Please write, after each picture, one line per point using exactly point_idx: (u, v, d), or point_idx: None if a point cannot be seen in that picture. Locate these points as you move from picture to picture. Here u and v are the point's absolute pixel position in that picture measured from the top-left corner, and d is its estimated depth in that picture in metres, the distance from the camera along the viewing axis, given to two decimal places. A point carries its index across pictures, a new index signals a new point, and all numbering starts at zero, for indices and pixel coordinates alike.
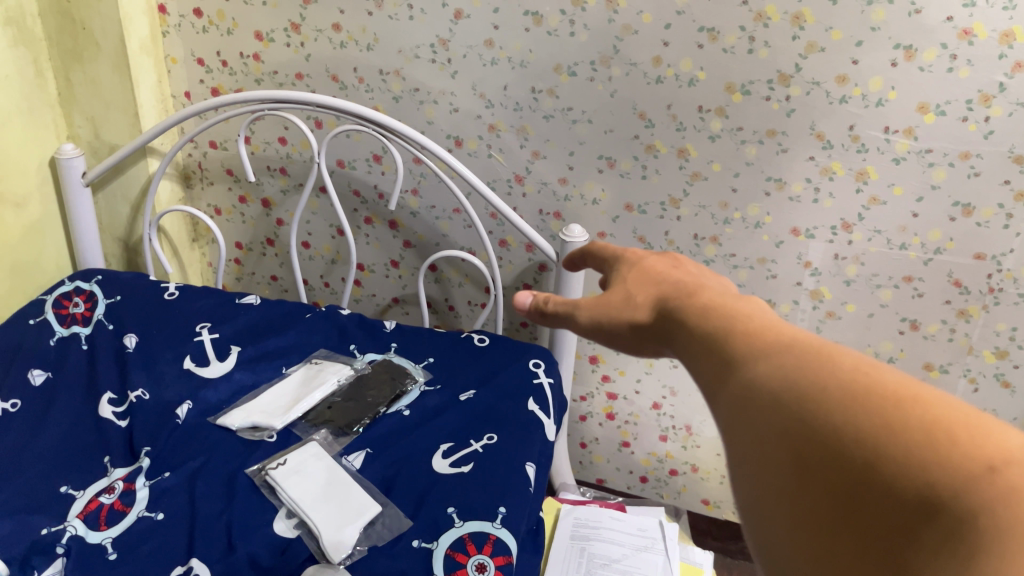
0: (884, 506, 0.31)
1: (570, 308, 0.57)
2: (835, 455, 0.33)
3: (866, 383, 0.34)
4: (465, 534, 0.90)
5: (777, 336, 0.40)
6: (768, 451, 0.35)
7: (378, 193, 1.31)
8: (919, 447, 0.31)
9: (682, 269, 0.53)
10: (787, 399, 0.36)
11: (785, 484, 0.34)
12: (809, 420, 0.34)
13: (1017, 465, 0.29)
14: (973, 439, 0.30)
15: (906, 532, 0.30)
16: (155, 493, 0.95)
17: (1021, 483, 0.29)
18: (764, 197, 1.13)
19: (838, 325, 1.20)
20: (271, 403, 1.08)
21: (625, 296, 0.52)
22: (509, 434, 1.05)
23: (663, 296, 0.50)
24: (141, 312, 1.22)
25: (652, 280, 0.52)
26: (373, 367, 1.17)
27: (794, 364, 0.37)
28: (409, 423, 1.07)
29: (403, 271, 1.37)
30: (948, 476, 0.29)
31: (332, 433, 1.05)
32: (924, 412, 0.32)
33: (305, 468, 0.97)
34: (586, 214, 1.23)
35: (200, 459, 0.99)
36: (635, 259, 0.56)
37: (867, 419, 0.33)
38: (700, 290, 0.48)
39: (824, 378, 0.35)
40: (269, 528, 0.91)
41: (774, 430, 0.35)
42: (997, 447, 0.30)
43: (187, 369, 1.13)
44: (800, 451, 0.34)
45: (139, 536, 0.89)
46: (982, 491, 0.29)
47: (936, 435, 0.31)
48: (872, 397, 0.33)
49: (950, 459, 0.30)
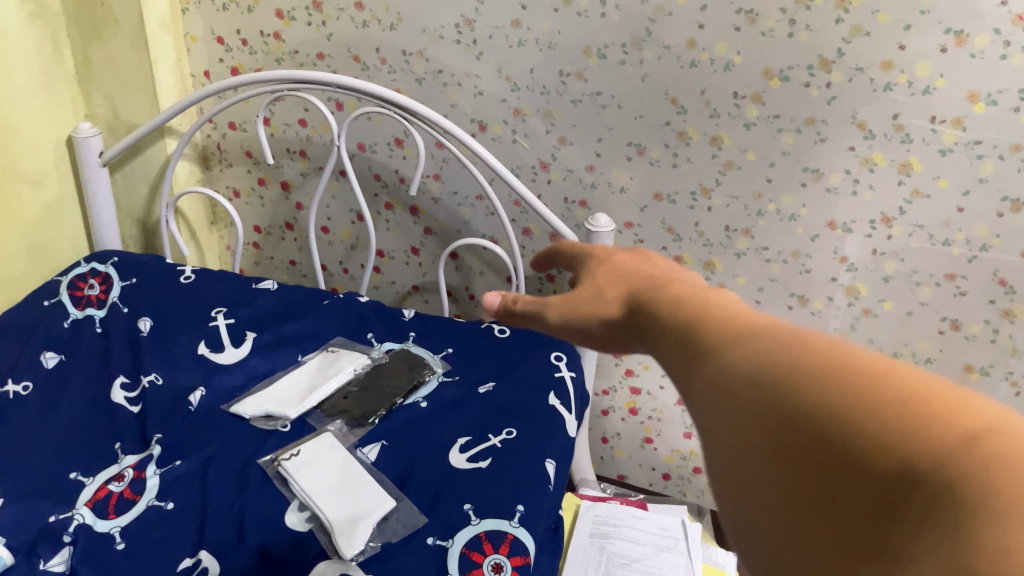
0: (859, 484, 0.26)
1: (539, 307, 0.55)
2: (802, 430, 0.28)
3: (834, 355, 0.30)
4: (482, 533, 0.88)
5: (736, 320, 0.37)
6: (728, 431, 0.31)
7: (399, 177, 1.27)
8: (897, 421, 0.27)
9: (646, 262, 0.50)
10: (746, 379, 0.32)
11: (742, 468, 0.30)
12: (773, 397, 0.30)
13: (1000, 436, 0.26)
14: (951, 406, 0.26)
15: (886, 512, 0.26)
16: (165, 482, 0.92)
17: (1006, 453, 0.25)
18: (800, 188, 1.08)
19: (874, 323, 1.15)
20: (287, 391, 1.05)
21: (590, 290, 0.49)
22: (529, 430, 1.02)
23: (624, 288, 0.47)
24: (156, 296, 1.19)
25: (613, 271, 0.49)
26: (391, 356, 1.13)
27: (758, 344, 0.33)
28: (426, 415, 1.04)
29: (423, 259, 1.34)
30: (928, 449, 0.26)
31: (348, 424, 1.02)
32: (899, 382, 0.28)
33: (318, 460, 0.95)
34: (613, 202, 1.19)
35: (211, 447, 0.97)
36: (603, 253, 0.53)
37: (836, 391, 0.29)
38: (667, 280, 0.45)
39: (788, 353, 0.32)
40: (280, 521, 0.89)
41: (732, 412, 0.31)
42: (981, 416, 0.26)
43: (202, 355, 1.11)
44: (762, 430, 0.30)
45: (148, 526, 0.87)
46: (964, 464, 0.25)
47: (913, 404, 0.27)
48: (842, 369, 0.29)
49: (930, 429, 0.26)
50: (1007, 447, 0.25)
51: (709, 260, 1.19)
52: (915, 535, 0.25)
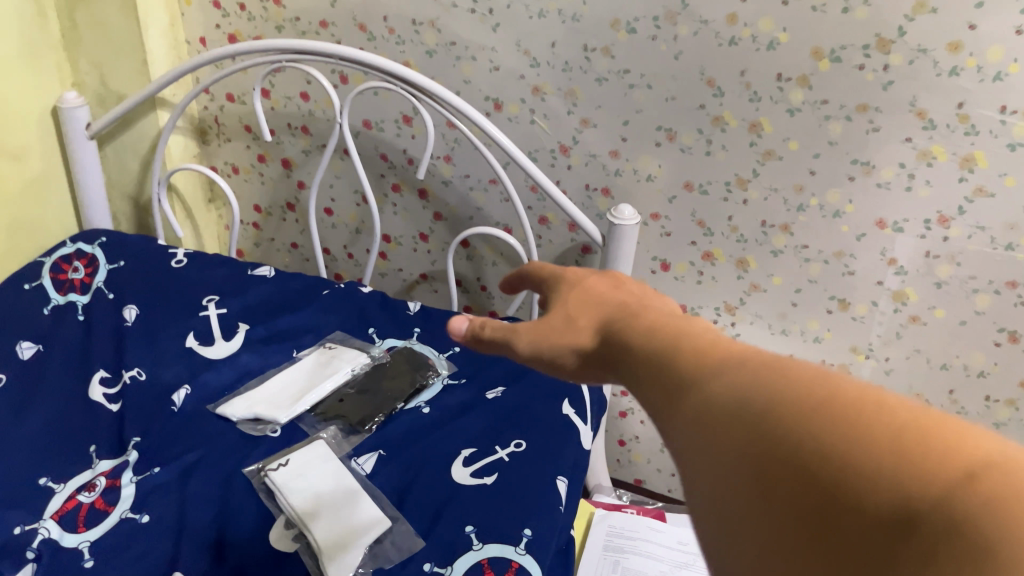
0: (861, 514, 0.30)
1: (508, 333, 0.61)
2: (805, 467, 0.33)
3: (830, 394, 0.34)
4: (484, 560, 0.80)
5: (732, 358, 0.41)
6: (737, 468, 0.35)
7: (407, 158, 1.18)
8: (891, 456, 0.30)
9: (626, 292, 0.57)
10: (750, 417, 0.36)
11: (757, 501, 0.34)
12: (775, 435, 0.34)
13: (996, 470, 0.29)
14: (947, 441, 0.30)
15: (888, 538, 0.29)
16: (141, 492, 0.85)
17: (1001, 487, 0.28)
18: (847, 181, 0.98)
19: (922, 331, 1.05)
20: (279, 391, 0.97)
21: (571, 320, 0.56)
22: (540, 442, 0.93)
23: (614, 321, 0.53)
24: (144, 282, 1.11)
25: (597, 305, 0.56)
26: (392, 355, 1.04)
27: (755, 377, 0.38)
28: (428, 423, 0.96)
29: (432, 246, 1.25)
30: (928, 480, 0.29)
31: (342, 431, 0.94)
32: (892, 420, 0.32)
33: (309, 471, 0.87)
34: (639, 191, 1.08)
35: (193, 454, 0.89)
36: (577, 283, 0.60)
37: (834, 430, 0.33)
38: (646, 313, 0.52)
39: (789, 391, 0.36)
40: (264, 541, 0.81)
41: (740, 448, 0.36)
42: (977, 449, 0.30)
43: (190, 348, 1.03)
44: (769, 466, 0.34)
45: (120, 542, 0.80)
46: (964, 499, 0.28)
47: (905, 438, 0.31)
48: (837, 409, 0.33)
49: (925, 465, 0.30)
50: (1003, 479, 0.28)
51: (742, 257, 1.08)
52: (913, 554, 0.28)
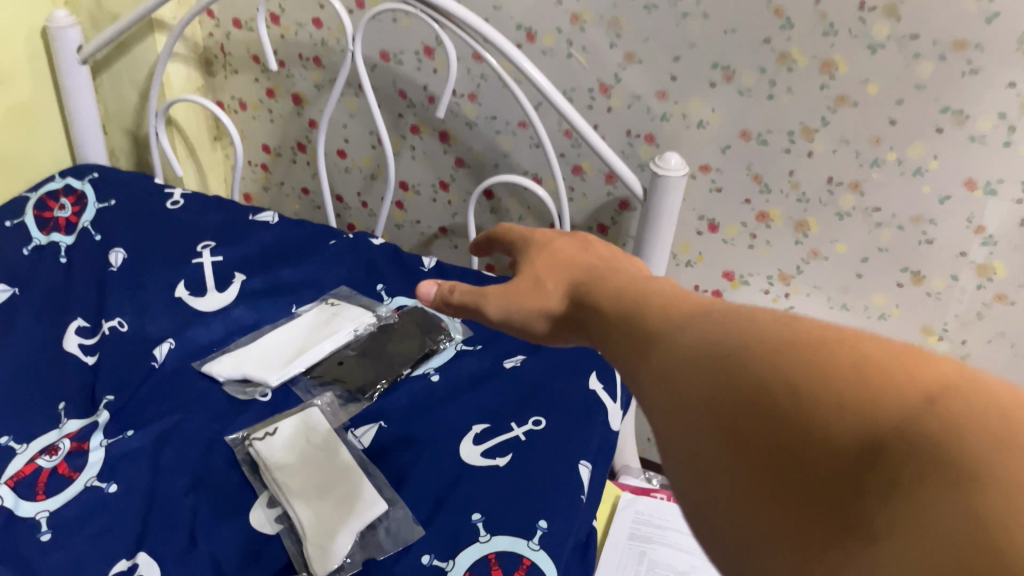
0: (818, 462, 0.23)
1: (479, 300, 0.55)
2: (745, 405, 0.25)
3: (777, 328, 0.28)
4: (491, 555, 0.70)
5: (678, 307, 0.35)
6: (675, 419, 0.28)
7: (428, 96, 1.05)
8: (844, 384, 0.23)
9: (587, 246, 0.52)
10: (684, 364, 0.29)
11: (696, 458, 0.26)
12: (716, 372, 0.27)
13: (963, 393, 0.22)
14: (908, 364, 0.23)
15: (855, 488, 0.22)
16: (111, 458, 0.76)
17: (968, 407, 0.21)
18: (933, 134, 0.83)
19: (1007, 312, 0.91)
20: (272, 350, 0.87)
21: (533, 279, 0.50)
22: (563, 422, 0.82)
23: (573, 279, 0.47)
24: (134, 224, 1.01)
25: (559, 262, 0.50)
26: (401, 316, 0.93)
27: (703, 320, 0.31)
28: (436, 393, 0.85)
29: (453, 196, 1.13)
30: (892, 408, 0.22)
31: (340, 399, 0.83)
32: (843, 345, 0.25)
33: (298, 444, 0.77)
34: (687, 139, 0.95)
35: (172, 417, 0.80)
36: (541, 240, 0.54)
37: (781, 360, 0.26)
38: (616, 274, 0.45)
39: (727, 328, 0.29)
40: (243, 521, 0.71)
41: (680, 391, 0.28)
42: (945, 369, 0.23)
43: (178, 299, 0.93)
44: (706, 413, 0.27)
45: (81, 515, 0.71)
46: (928, 426, 0.21)
47: (864, 361, 0.24)
48: (782, 340, 0.27)
49: (885, 392, 0.23)
50: (972, 399, 0.22)
51: (803, 219, 0.95)
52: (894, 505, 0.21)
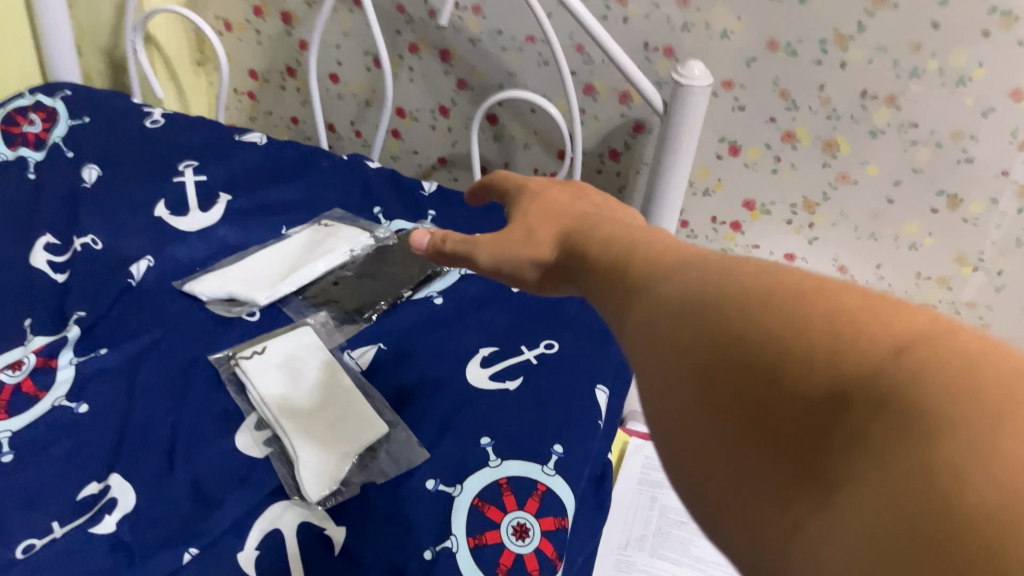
0: (789, 412, 0.23)
1: (472, 249, 0.54)
2: (724, 357, 0.25)
3: (759, 280, 0.27)
4: (503, 481, 0.64)
5: (663, 258, 0.34)
6: (660, 371, 0.28)
7: (429, 10, 0.98)
8: (816, 334, 0.23)
9: (581, 197, 0.52)
10: (665, 316, 0.29)
11: (676, 410, 0.26)
12: (699, 324, 0.27)
13: (934, 344, 0.22)
14: (882, 315, 0.23)
15: (819, 431, 0.22)
16: (82, 376, 0.69)
17: (938, 358, 0.21)
18: (979, 39, 0.75)
19: None
20: (260, 269, 0.79)
21: (523, 227, 0.50)
22: (577, 345, 0.76)
23: (561, 229, 0.47)
24: (110, 141, 0.94)
25: (550, 209, 0.50)
26: (400, 238, 0.86)
27: (689, 273, 0.31)
28: (439, 316, 0.78)
29: (453, 122, 1.06)
30: (861, 354, 0.22)
31: (335, 319, 0.77)
32: (820, 295, 0.25)
33: (289, 363, 0.70)
34: (709, 52, 0.87)
35: (150, 336, 0.73)
36: (537, 189, 0.54)
37: (760, 311, 0.25)
38: (606, 223, 0.44)
39: (709, 282, 0.29)
40: (228, 443, 0.65)
41: (664, 342, 0.28)
42: (917, 320, 0.23)
43: (158, 219, 0.85)
44: (689, 363, 0.27)
45: (47, 436, 0.64)
46: (897, 374, 0.21)
47: (841, 311, 0.23)
48: (764, 292, 0.26)
49: (858, 341, 0.22)
50: (942, 350, 0.21)
51: (831, 139, 0.88)
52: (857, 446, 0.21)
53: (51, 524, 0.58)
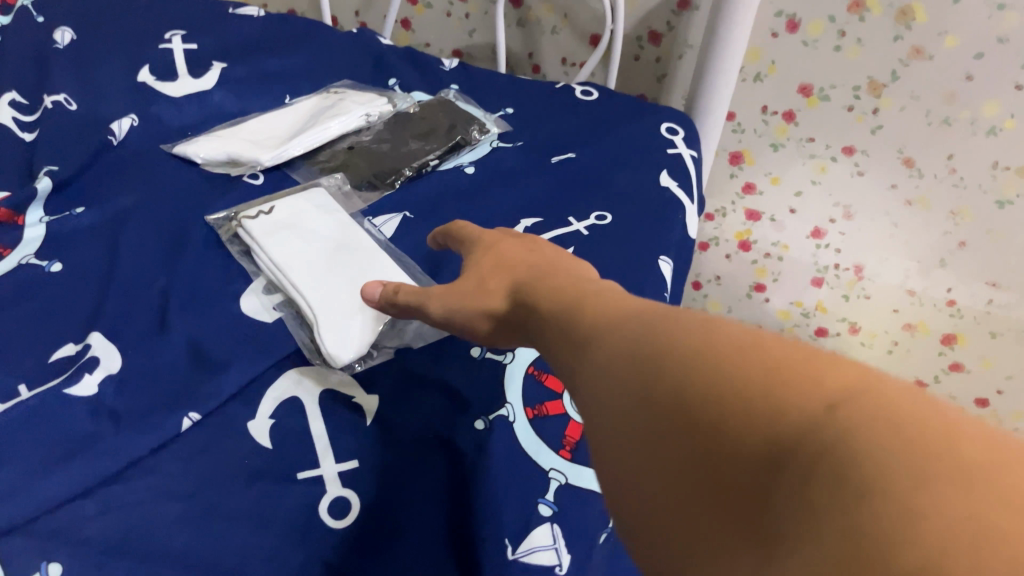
0: (736, 471, 0.21)
1: (427, 300, 0.48)
2: (670, 417, 0.24)
3: (697, 334, 0.26)
4: None
5: (617, 306, 0.33)
6: (616, 431, 0.26)
7: None
8: (755, 392, 0.22)
9: (539, 250, 0.48)
10: (615, 374, 0.28)
11: (632, 478, 0.25)
12: (645, 379, 0.26)
13: (868, 398, 0.20)
14: (815, 370, 0.21)
15: (760, 494, 0.20)
16: (56, 235, 0.59)
17: (872, 410, 0.19)
18: None
19: None
20: (263, 132, 0.69)
21: (478, 282, 0.46)
22: (632, 214, 0.65)
23: (516, 280, 0.44)
24: (86, 3, 0.82)
25: (506, 265, 0.46)
26: (423, 106, 0.75)
27: (638, 324, 0.30)
28: (471, 185, 0.67)
29: (471, 10, 0.95)
30: (798, 409, 0.20)
31: (351, 184, 0.66)
32: (757, 351, 0.23)
33: (302, 224, 0.59)
34: None
35: (136, 196, 0.62)
36: (490, 244, 0.50)
37: (698, 368, 0.24)
38: (558, 274, 0.41)
39: (652, 335, 0.28)
40: (232, 307, 0.54)
41: (617, 400, 0.27)
42: (849, 374, 0.21)
43: (141, 83, 0.74)
44: (639, 421, 0.25)
45: (13, 295, 0.54)
46: (832, 427, 0.19)
47: (774, 368, 0.22)
48: (701, 345, 0.25)
49: (794, 395, 0.21)
50: (878, 403, 0.20)
51: (907, 6, 0.76)
52: (792, 505, 0.19)
53: (17, 387, 0.48)
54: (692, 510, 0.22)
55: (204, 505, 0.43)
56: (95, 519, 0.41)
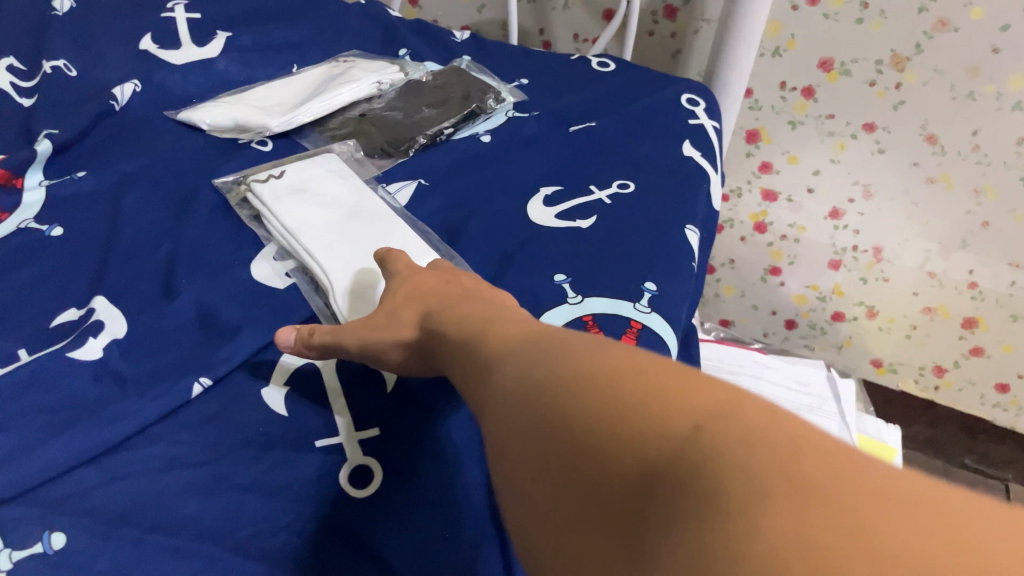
0: (616, 491, 0.22)
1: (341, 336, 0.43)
2: (555, 437, 0.24)
3: (580, 354, 0.27)
4: (587, 318, 0.50)
5: (514, 326, 0.33)
6: (509, 450, 0.27)
7: None
8: (632, 412, 0.22)
9: (459, 282, 0.44)
10: (506, 392, 0.28)
11: (525, 495, 0.25)
12: (530, 398, 0.26)
13: (730, 419, 0.21)
14: (682, 390, 0.22)
15: (638, 513, 0.21)
16: (58, 201, 0.56)
17: (732, 432, 0.20)
18: None
19: None
20: (271, 98, 0.66)
21: (390, 312, 0.42)
22: (656, 182, 0.63)
23: (428, 310, 0.41)
24: None
25: (421, 294, 0.43)
26: (437, 74, 0.73)
27: (531, 343, 0.30)
28: (487, 153, 0.65)
29: None
30: (668, 431, 0.21)
31: (363, 151, 0.64)
32: (629, 371, 0.24)
33: (314, 187, 0.56)
34: None
35: (141, 161, 0.59)
36: (404, 272, 0.46)
37: (579, 389, 0.25)
38: (473, 304, 0.40)
39: (542, 354, 0.28)
40: (242, 274, 0.51)
41: (508, 420, 0.27)
42: (712, 393, 0.22)
43: (143, 51, 0.71)
44: (527, 440, 0.26)
45: (13, 260, 0.51)
46: (698, 451, 0.20)
47: (647, 390, 0.23)
48: (582, 365, 0.26)
49: (663, 418, 0.22)
50: (738, 426, 0.21)
51: None
52: (669, 522, 0.20)
53: (17, 351, 0.45)
54: (579, 528, 0.23)
55: (216, 473, 0.40)
56: (100, 488, 0.39)
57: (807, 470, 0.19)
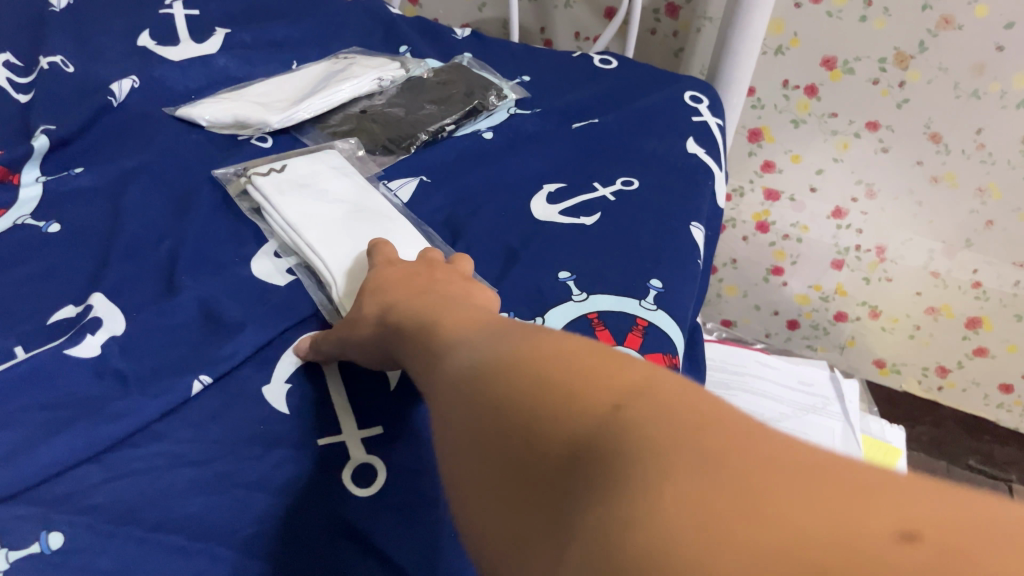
0: (540, 469, 0.22)
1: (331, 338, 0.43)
2: (487, 418, 0.25)
3: (521, 341, 0.27)
4: (593, 315, 0.49)
5: (468, 317, 0.34)
6: (447, 434, 0.27)
7: None
8: (560, 395, 0.23)
9: (435, 275, 0.43)
10: (451, 377, 0.29)
11: (461, 477, 0.26)
12: (468, 382, 0.27)
13: (647, 398, 0.22)
14: (609, 374, 0.23)
15: (559, 489, 0.21)
16: (56, 197, 0.56)
17: (647, 410, 0.21)
18: None
19: None
20: (271, 94, 0.66)
21: (363, 310, 0.42)
22: (660, 179, 0.62)
23: (395, 307, 0.40)
24: None
25: (393, 290, 0.42)
26: (438, 71, 0.72)
27: (481, 333, 0.31)
28: (490, 149, 0.65)
29: None
30: (587, 414, 0.22)
31: (364, 148, 0.63)
32: (561, 356, 0.25)
33: (317, 183, 0.55)
34: None
35: (140, 157, 0.59)
36: (382, 266, 0.45)
37: (512, 373, 0.25)
38: (438, 300, 0.39)
39: (488, 342, 0.29)
40: (243, 271, 0.51)
41: (448, 404, 0.28)
42: (634, 374, 0.23)
43: (142, 47, 0.70)
44: (463, 423, 0.26)
45: (10, 256, 0.50)
46: (614, 429, 0.21)
47: (576, 373, 0.23)
48: (520, 351, 0.26)
49: (586, 399, 0.22)
50: (655, 404, 0.21)
51: None
52: (583, 494, 0.20)
53: (14, 349, 0.44)
54: (507, 506, 0.23)
55: (217, 472, 0.39)
56: (99, 488, 0.38)
57: (714, 444, 0.19)
